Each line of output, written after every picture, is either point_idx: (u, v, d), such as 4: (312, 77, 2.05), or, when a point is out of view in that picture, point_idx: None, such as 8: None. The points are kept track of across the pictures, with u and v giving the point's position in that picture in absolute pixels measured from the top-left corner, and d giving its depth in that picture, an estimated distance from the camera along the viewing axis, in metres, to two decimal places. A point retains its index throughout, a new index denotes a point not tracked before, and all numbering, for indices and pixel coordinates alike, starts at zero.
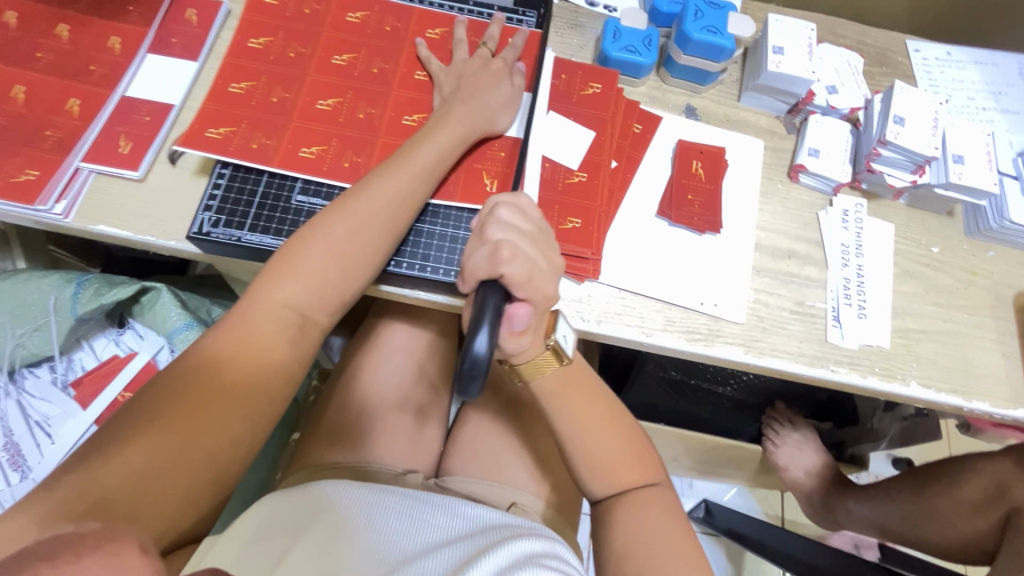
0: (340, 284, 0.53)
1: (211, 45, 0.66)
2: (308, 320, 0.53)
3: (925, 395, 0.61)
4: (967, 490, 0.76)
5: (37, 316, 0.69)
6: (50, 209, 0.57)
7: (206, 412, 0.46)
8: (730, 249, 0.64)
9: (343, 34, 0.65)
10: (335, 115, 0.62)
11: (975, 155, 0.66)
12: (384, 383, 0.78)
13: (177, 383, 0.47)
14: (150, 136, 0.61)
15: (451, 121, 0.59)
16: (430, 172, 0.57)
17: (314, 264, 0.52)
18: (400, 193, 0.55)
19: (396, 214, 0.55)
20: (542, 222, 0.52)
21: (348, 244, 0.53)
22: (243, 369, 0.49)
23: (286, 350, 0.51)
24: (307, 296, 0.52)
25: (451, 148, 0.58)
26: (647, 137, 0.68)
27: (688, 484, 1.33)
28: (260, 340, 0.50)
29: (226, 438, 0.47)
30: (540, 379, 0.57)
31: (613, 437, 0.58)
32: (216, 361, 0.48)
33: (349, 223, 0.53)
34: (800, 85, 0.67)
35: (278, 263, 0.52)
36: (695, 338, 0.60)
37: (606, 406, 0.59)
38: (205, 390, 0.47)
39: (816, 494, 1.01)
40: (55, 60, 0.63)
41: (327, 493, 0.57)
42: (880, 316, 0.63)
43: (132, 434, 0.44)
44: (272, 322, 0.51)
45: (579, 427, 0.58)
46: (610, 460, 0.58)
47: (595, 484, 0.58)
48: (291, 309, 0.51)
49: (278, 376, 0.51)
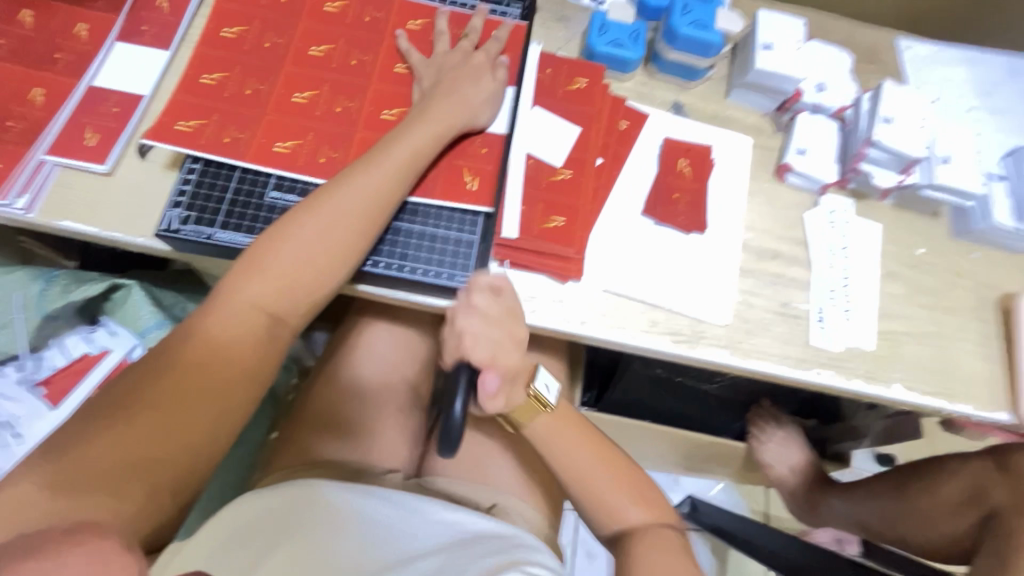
0: (311, 284, 0.51)
1: (184, 34, 0.64)
2: (279, 321, 0.51)
3: (908, 397, 0.61)
4: (947, 490, 0.77)
5: (3, 313, 0.67)
6: (12, 204, 0.54)
7: (174, 413, 0.45)
8: (715, 249, 0.64)
9: (321, 24, 0.63)
10: (312, 108, 0.60)
11: (962, 155, 0.65)
12: (365, 382, 0.76)
13: (145, 383, 0.45)
14: (118, 128, 0.58)
15: (431, 116, 0.58)
16: (408, 168, 0.55)
17: (284, 265, 0.51)
18: (375, 190, 0.54)
19: (371, 212, 0.53)
20: (516, 305, 0.56)
21: (318, 244, 0.51)
22: (213, 369, 0.47)
23: (258, 352, 0.50)
24: (275, 297, 0.50)
25: (430, 145, 0.57)
26: (633, 133, 0.67)
27: (675, 480, 1.33)
28: (230, 343, 0.49)
29: (193, 442, 0.45)
30: (532, 425, 0.60)
31: (611, 471, 0.59)
32: (184, 361, 0.47)
33: (319, 223, 0.51)
34: (788, 83, 0.66)
35: (245, 265, 0.50)
36: (678, 339, 0.59)
37: (597, 442, 0.60)
38: (172, 389, 0.45)
39: (799, 490, 1.03)
40: (17, 47, 0.60)
41: (305, 495, 0.54)
42: (864, 317, 0.63)
43: (94, 433, 0.42)
44: (240, 322, 0.49)
45: (575, 459, 0.59)
46: (610, 489, 0.58)
47: (597, 520, 0.59)
48: (259, 310, 0.50)
49: (248, 379, 0.49)
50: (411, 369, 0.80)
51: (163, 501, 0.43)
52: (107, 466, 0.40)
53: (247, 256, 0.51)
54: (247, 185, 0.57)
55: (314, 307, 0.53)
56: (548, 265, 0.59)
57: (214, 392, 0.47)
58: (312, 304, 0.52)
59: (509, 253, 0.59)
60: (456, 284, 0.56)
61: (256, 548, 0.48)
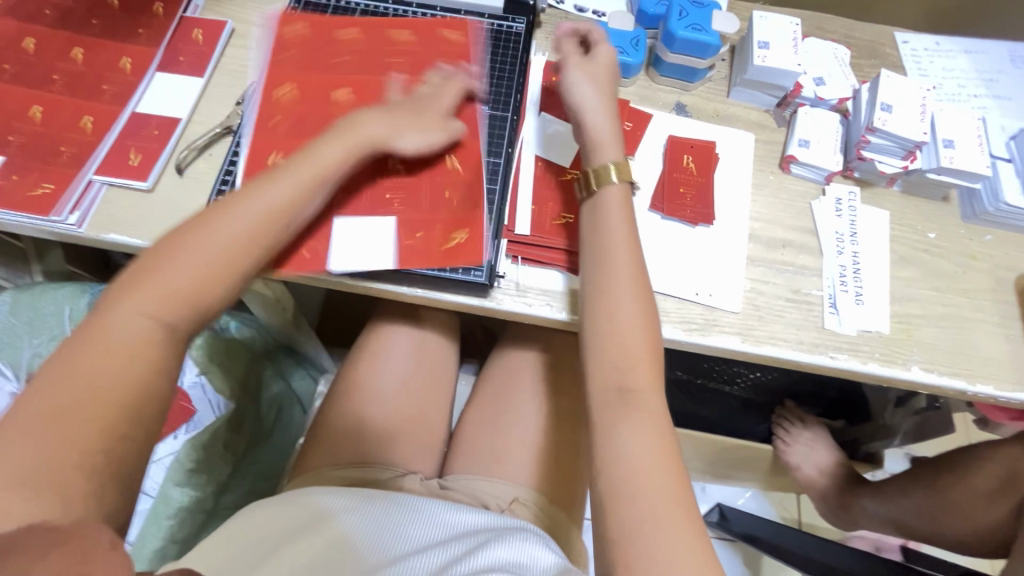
0: (206, 291, 0.49)
1: (217, 63, 0.70)
2: (172, 328, 0.47)
3: (928, 379, 0.60)
4: (978, 480, 0.75)
5: (53, 327, 0.72)
6: (64, 220, 0.59)
7: (77, 433, 0.40)
8: (723, 240, 0.65)
9: (336, 51, 0.68)
10: (331, 116, 0.64)
11: (966, 139, 0.66)
12: (387, 386, 0.79)
13: (42, 411, 0.40)
14: (159, 149, 0.63)
15: (344, 132, 0.58)
16: (314, 177, 0.55)
17: (171, 274, 0.48)
18: (271, 208, 0.52)
19: (261, 229, 0.52)
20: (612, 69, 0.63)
21: (203, 259, 0.49)
22: (110, 386, 0.43)
23: (155, 360, 0.45)
24: (164, 305, 0.47)
25: (343, 154, 0.57)
26: (638, 133, 0.69)
27: (701, 489, 1.30)
28: (131, 344, 0.45)
29: (113, 455, 0.41)
30: (607, 190, 0.57)
31: (638, 309, 0.53)
32: (65, 383, 0.42)
33: (206, 237, 0.49)
34: (786, 78, 0.69)
35: (128, 281, 0.47)
36: (691, 328, 0.61)
37: (637, 267, 0.55)
38: (61, 411, 0.40)
39: (830, 492, 1.00)
40: (70, 81, 0.66)
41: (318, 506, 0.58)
42: (878, 302, 0.63)
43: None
44: (128, 335, 0.45)
45: (610, 272, 0.54)
46: (626, 303, 0.53)
47: (609, 371, 0.51)
48: (146, 318, 0.46)
49: (150, 389, 0.45)
50: (429, 371, 0.81)
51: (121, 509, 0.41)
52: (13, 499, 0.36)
53: (129, 273, 0.48)
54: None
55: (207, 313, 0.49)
56: (555, 259, 0.61)
57: (116, 404, 0.42)
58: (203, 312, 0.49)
59: (521, 249, 0.61)
60: (472, 278, 0.58)
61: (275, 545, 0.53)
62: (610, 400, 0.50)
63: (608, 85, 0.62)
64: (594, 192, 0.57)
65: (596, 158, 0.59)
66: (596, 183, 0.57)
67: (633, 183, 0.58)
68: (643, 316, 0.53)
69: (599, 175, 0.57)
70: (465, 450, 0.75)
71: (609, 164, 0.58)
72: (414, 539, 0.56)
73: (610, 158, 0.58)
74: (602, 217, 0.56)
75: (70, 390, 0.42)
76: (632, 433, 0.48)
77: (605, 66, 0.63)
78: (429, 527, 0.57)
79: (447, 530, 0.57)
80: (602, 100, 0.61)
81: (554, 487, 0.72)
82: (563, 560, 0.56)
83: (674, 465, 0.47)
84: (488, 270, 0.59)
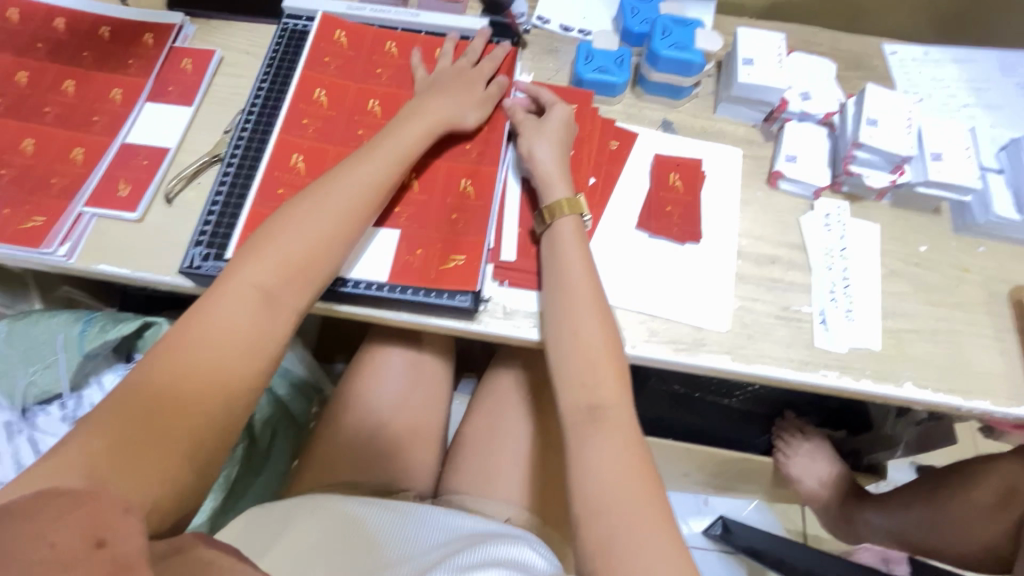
0: (307, 264, 0.53)
1: (206, 91, 0.71)
2: (275, 300, 0.51)
3: (922, 396, 0.60)
4: (978, 493, 0.74)
5: (47, 354, 0.72)
6: (54, 251, 0.60)
7: (179, 397, 0.45)
8: (711, 258, 0.65)
9: (322, 68, 0.67)
10: (317, 138, 0.64)
11: (954, 151, 0.66)
12: (381, 406, 0.79)
13: (154, 373, 0.45)
14: (147, 179, 0.64)
15: (422, 111, 0.62)
16: (399, 159, 0.59)
17: (280, 248, 0.52)
18: (371, 181, 0.57)
19: (363, 201, 0.56)
20: (566, 118, 0.65)
21: (311, 230, 0.54)
22: (215, 351, 0.47)
23: (252, 333, 0.49)
24: (277, 275, 0.52)
25: (421, 141, 0.61)
26: (624, 152, 0.69)
27: (703, 502, 1.27)
28: (242, 317, 0.49)
29: (202, 422, 0.45)
30: (559, 223, 0.60)
31: (597, 321, 0.55)
32: (186, 339, 0.47)
33: (316, 210, 0.54)
34: (772, 94, 0.68)
35: (248, 248, 0.52)
36: (679, 347, 0.60)
37: (594, 283, 0.57)
38: (176, 374, 0.46)
39: (832, 504, 0.98)
40: (62, 113, 0.67)
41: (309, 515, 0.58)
42: (868, 318, 0.62)
43: (88, 433, 0.41)
44: (235, 304, 0.49)
45: (571, 291, 0.56)
46: (585, 318, 0.55)
47: (574, 392, 0.53)
48: (261, 286, 0.51)
49: (244, 357, 0.49)
50: (423, 392, 0.81)
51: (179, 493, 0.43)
52: (105, 457, 0.40)
53: (249, 243, 0.53)
54: (249, 225, 0.59)
55: (310, 286, 0.53)
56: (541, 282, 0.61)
57: (216, 370, 0.47)
58: (305, 285, 0.53)
59: (508, 273, 0.61)
60: (457, 303, 0.58)
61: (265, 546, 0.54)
62: (582, 414, 0.52)
63: (563, 126, 0.64)
64: (546, 227, 0.60)
65: (547, 197, 0.61)
66: (548, 219, 0.60)
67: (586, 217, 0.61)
68: (603, 327, 0.55)
69: (552, 210, 0.60)
70: (457, 470, 0.75)
71: (560, 201, 0.60)
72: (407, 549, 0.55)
73: (562, 195, 0.61)
74: (560, 245, 0.59)
75: (178, 351, 0.46)
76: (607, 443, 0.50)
77: (560, 110, 0.65)
78: (421, 531, 0.58)
79: (439, 533, 0.58)
80: (555, 140, 0.63)
81: (548, 507, 0.71)
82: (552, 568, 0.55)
83: (649, 472, 0.49)
84: (474, 295, 0.58)
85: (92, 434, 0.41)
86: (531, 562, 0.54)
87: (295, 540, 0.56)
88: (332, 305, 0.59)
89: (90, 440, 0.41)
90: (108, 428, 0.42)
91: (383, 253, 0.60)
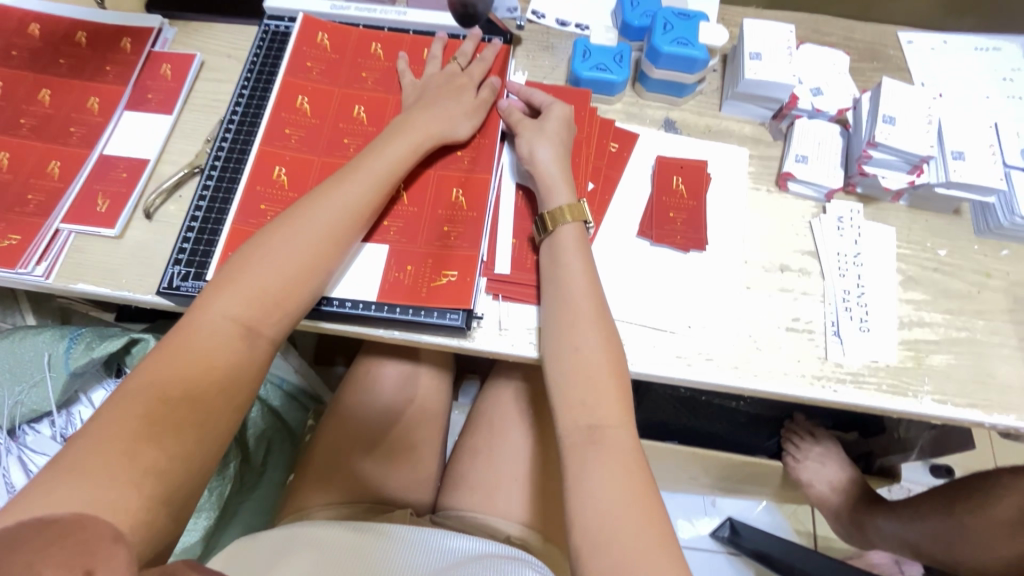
0: (287, 293, 0.50)
1: (187, 98, 0.68)
2: (254, 332, 0.48)
3: (942, 412, 0.56)
4: (999, 509, 0.71)
5: (33, 373, 0.71)
6: (31, 271, 0.58)
7: (159, 432, 0.41)
8: (717, 266, 0.61)
9: (304, 73, 0.64)
10: (300, 147, 0.61)
11: (977, 150, 0.62)
12: (375, 418, 0.76)
13: (129, 408, 0.41)
14: (126, 193, 0.62)
15: (408, 128, 0.58)
16: (383, 179, 0.56)
17: (257, 276, 0.49)
18: (350, 205, 0.54)
19: (343, 226, 0.53)
20: (565, 118, 0.61)
21: (286, 259, 0.50)
22: (193, 386, 0.44)
23: (233, 365, 0.47)
24: (250, 307, 0.48)
25: (406, 159, 0.57)
26: (624, 155, 0.66)
27: (711, 502, 1.23)
28: (211, 353, 0.46)
29: (186, 458, 0.42)
30: (562, 230, 0.56)
31: (599, 332, 0.52)
32: (159, 375, 0.44)
33: (292, 238, 0.51)
34: (781, 90, 0.64)
35: (221, 278, 0.49)
36: (683, 364, 0.57)
37: (597, 294, 0.54)
38: (150, 410, 0.42)
39: (843, 510, 0.96)
40: (38, 125, 0.64)
41: (301, 540, 0.56)
42: (884, 329, 0.59)
43: (61, 478, 0.37)
44: (212, 337, 0.46)
45: (572, 304, 0.53)
46: (586, 331, 0.52)
47: (575, 410, 0.50)
48: (231, 320, 0.47)
49: (224, 393, 0.46)
50: (419, 403, 0.79)
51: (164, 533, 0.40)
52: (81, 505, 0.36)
53: (221, 274, 0.50)
54: (230, 243, 0.56)
55: (290, 317, 0.50)
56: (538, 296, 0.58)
57: (197, 405, 0.44)
58: (285, 316, 0.50)
59: (502, 287, 0.58)
60: (448, 321, 0.55)
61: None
62: (581, 429, 0.49)
63: (564, 126, 0.61)
64: (547, 234, 0.57)
65: (549, 203, 0.58)
66: (550, 226, 0.57)
67: (588, 222, 0.58)
68: (606, 340, 0.52)
69: (553, 216, 0.57)
70: (456, 485, 0.72)
71: (562, 207, 0.57)
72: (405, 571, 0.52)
73: (562, 200, 0.57)
74: (560, 255, 0.56)
75: (152, 388, 0.43)
76: (604, 462, 0.47)
77: (560, 110, 0.61)
78: (418, 550, 0.56)
79: (438, 552, 0.56)
80: (556, 143, 0.60)
81: (551, 524, 0.69)
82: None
83: (649, 494, 0.47)
84: (466, 312, 0.55)
85: (65, 479, 0.37)
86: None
87: (285, 559, 0.53)
88: (318, 323, 0.57)
89: (62, 486, 0.37)
90: (86, 469, 0.38)
91: (370, 272, 0.57)
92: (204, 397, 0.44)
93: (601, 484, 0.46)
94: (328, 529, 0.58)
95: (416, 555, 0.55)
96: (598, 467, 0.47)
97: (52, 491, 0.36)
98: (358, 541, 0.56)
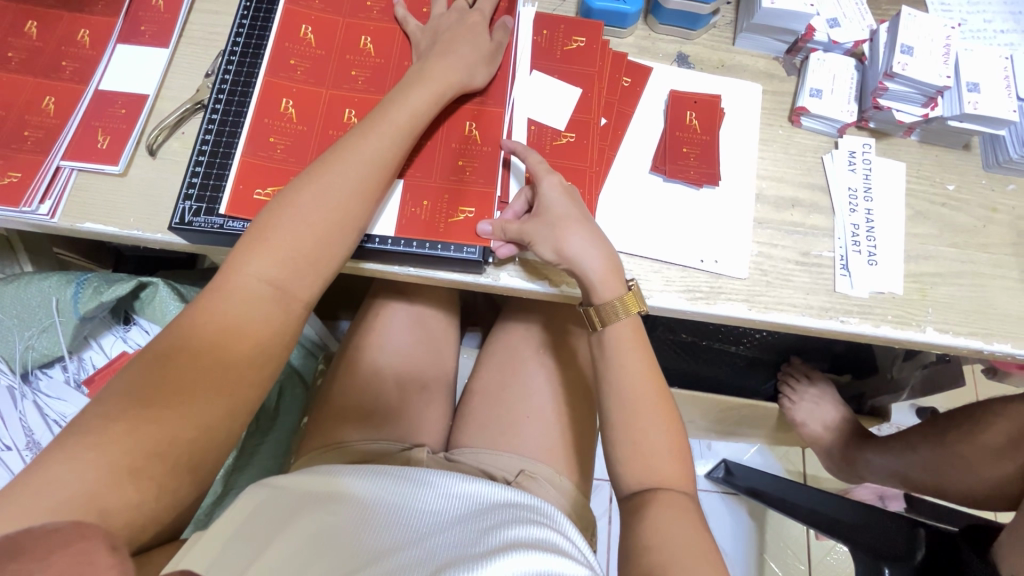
0: (317, 252, 0.49)
1: (182, 31, 0.65)
2: (288, 294, 0.48)
3: (943, 341, 0.58)
4: (989, 435, 0.75)
5: (42, 318, 0.71)
6: (36, 210, 0.56)
7: (189, 400, 0.42)
8: (729, 202, 0.62)
9: (306, 1, 0.62)
10: (306, 78, 0.59)
11: (992, 82, 0.61)
12: (391, 360, 0.77)
13: (162, 374, 0.42)
14: (127, 129, 0.60)
15: (429, 61, 0.57)
16: (405, 130, 0.54)
17: (286, 237, 0.48)
18: (375, 160, 0.52)
19: (369, 182, 0.51)
20: (572, 189, 0.56)
21: (314, 221, 0.49)
22: (223, 349, 0.44)
23: (270, 330, 0.46)
24: (282, 270, 0.47)
25: (427, 108, 0.55)
26: (637, 90, 0.65)
27: (706, 446, 1.29)
28: (247, 321, 0.45)
29: (212, 424, 0.42)
30: (614, 328, 0.54)
31: (664, 427, 0.52)
32: (194, 341, 0.44)
33: (318, 197, 0.49)
34: (798, 21, 0.63)
35: (251, 238, 0.48)
36: (696, 296, 0.58)
37: (659, 383, 0.54)
38: (181, 377, 0.42)
39: (835, 447, 0.99)
40: (27, 59, 0.61)
41: (330, 481, 0.50)
42: (892, 262, 0.60)
43: (81, 444, 0.38)
44: (247, 300, 0.46)
45: (631, 402, 0.53)
46: (649, 428, 0.52)
47: (619, 387, 0.53)
48: (265, 284, 0.47)
49: (259, 354, 0.46)
50: (430, 346, 0.80)
51: (183, 479, 0.41)
52: (108, 472, 0.37)
53: (250, 232, 0.48)
54: (242, 176, 0.55)
55: (323, 279, 0.49)
56: None
57: (227, 370, 0.44)
58: (318, 278, 0.49)
59: None
60: (465, 256, 0.55)
61: (267, 522, 0.44)
62: (634, 497, 0.51)
63: (567, 200, 0.55)
64: (599, 329, 0.55)
65: (598, 296, 0.54)
66: (600, 321, 0.54)
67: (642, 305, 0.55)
68: (671, 434, 0.52)
69: (604, 314, 0.54)
70: (470, 424, 0.74)
71: (612, 302, 0.54)
72: (431, 518, 0.47)
73: (612, 295, 0.54)
74: (587, 242, 0.54)
75: (184, 355, 0.43)
76: (663, 507, 0.49)
77: (555, 183, 0.55)
78: (436, 498, 0.50)
79: (459, 500, 0.50)
80: (576, 223, 0.54)
81: (563, 461, 0.70)
82: (579, 552, 0.49)
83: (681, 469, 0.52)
84: (483, 246, 0.55)
85: (90, 445, 0.38)
86: (555, 544, 0.47)
87: (307, 514, 0.45)
88: (356, 263, 0.57)
89: (89, 450, 0.38)
90: (114, 435, 0.39)
91: (387, 211, 0.56)
92: (243, 362, 0.45)
93: (656, 519, 0.48)
94: (358, 474, 0.52)
95: (440, 502, 0.49)
96: (638, 445, 0.52)
97: (70, 461, 0.37)
98: (385, 485, 0.50)
